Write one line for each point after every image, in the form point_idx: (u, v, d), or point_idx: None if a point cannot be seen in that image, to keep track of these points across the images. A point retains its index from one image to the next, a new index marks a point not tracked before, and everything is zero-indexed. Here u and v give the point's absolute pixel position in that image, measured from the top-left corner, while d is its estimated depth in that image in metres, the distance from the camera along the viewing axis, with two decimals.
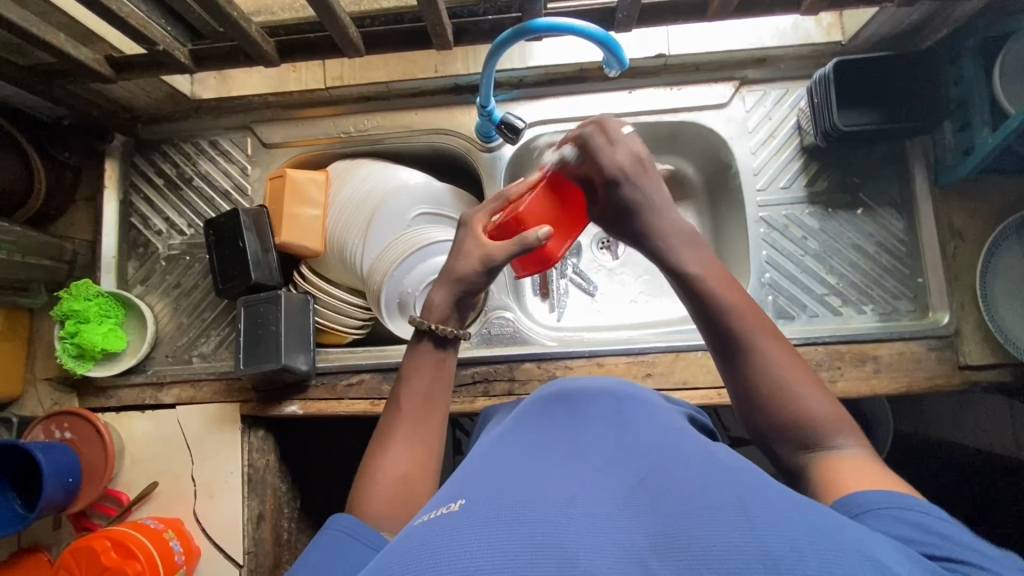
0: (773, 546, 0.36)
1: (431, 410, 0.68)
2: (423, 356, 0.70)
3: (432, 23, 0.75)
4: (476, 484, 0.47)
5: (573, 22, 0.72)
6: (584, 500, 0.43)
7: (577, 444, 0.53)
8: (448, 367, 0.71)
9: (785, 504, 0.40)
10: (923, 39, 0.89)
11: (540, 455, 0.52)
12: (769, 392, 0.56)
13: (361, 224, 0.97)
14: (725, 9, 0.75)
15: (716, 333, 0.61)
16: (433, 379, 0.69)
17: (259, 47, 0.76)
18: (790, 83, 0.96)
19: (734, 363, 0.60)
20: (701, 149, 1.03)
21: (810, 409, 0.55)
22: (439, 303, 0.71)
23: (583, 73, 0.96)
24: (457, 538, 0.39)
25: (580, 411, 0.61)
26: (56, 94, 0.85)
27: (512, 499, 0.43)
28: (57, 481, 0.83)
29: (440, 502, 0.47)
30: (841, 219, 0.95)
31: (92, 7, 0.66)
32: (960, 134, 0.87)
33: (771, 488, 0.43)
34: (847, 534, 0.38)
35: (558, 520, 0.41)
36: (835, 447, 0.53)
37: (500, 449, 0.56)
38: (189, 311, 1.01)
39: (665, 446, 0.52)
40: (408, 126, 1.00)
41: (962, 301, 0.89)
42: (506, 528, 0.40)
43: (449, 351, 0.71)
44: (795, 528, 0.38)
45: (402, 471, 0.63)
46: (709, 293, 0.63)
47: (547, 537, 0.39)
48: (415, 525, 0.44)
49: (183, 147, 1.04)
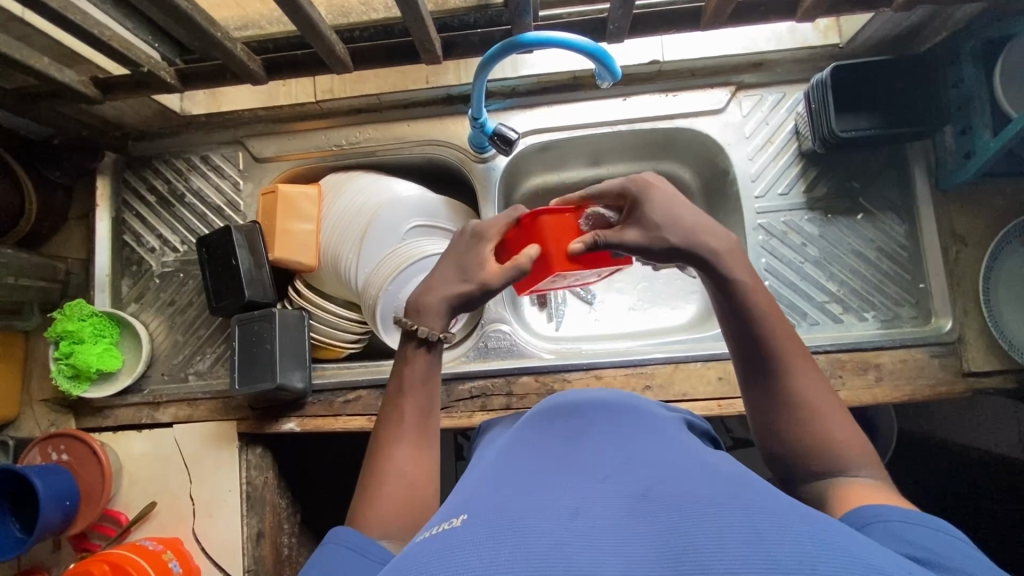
0: (782, 558, 0.35)
1: (426, 420, 0.67)
2: (408, 363, 0.68)
3: (420, 38, 0.74)
4: (479, 499, 0.47)
5: (563, 35, 0.71)
6: (587, 513, 0.42)
7: (574, 459, 0.52)
8: (436, 372, 0.69)
9: (790, 515, 0.39)
10: (923, 40, 0.87)
11: (539, 471, 0.51)
12: (791, 413, 0.57)
13: (354, 239, 0.96)
14: (719, 17, 0.74)
15: (746, 340, 0.61)
16: (425, 385, 0.68)
17: (244, 65, 0.75)
18: (788, 87, 0.95)
19: (765, 377, 0.60)
20: (698, 155, 1.02)
21: (834, 431, 0.56)
22: (432, 306, 0.69)
23: (577, 81, 0.95)
24: (458, 551, 0.39)
25: (580, 424, 0.61)
26: (43, 115, 0.84)
27: (513, 514, 0.42)
28: (54, 505, 0.82)
29: (445, 516, 0.47)
30: (840, 225, 0.93)
31: (73, 30, 0.66)
32: (961, 138, 0.85)
33: (780, 500, 0.42)
34: (859, 544, 0.37)
35: (561, 534, 0.40)
36: (855, 471, 0.53)
37: (503, 465, 0.54)
38: (184, 329, 1.00)
39: (667, 459, 0.51)
40: (401, 138, 0.99)
41: (965, 306, 0.87)
42: (512, 542, 0.39)
43: (435, 355, 0.69)
44: (810, 544, 0.36)
45: (401, 484, 0.62)
46: (749, 299, 0.62)
47: (552, 551, 0.38)
48: (418, 541, 0.43)
49: (175, 163, 1.03)
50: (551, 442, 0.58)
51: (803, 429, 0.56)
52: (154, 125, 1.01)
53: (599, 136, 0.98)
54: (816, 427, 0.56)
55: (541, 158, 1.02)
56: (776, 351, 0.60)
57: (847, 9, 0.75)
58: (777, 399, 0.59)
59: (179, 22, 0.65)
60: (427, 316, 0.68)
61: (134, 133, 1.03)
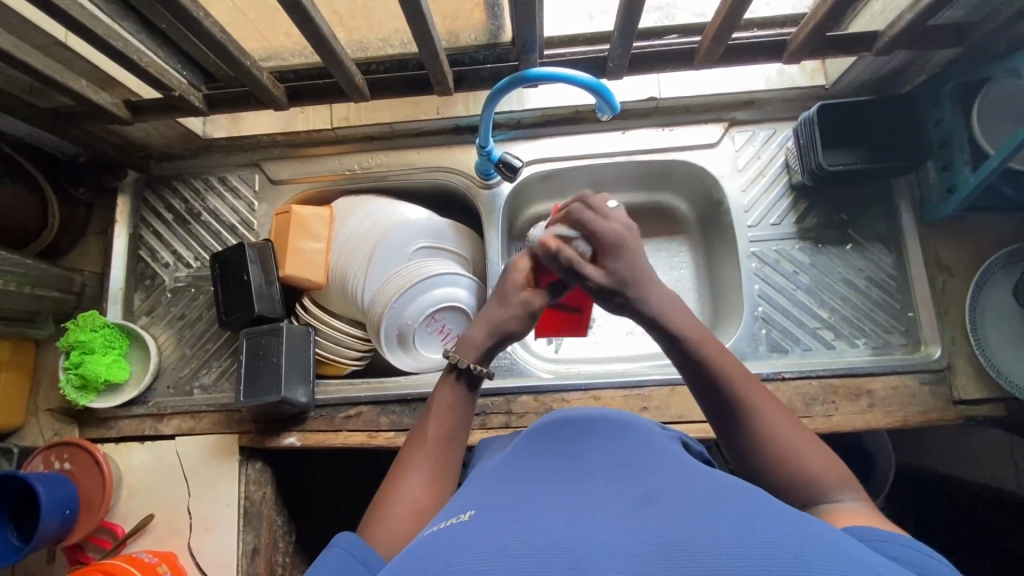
0: (772, 549, 0.36)
1: (448, 450, 0.68)
2: (444, 391, 0.71)
3: (433, 70, 0.80)
4: (485, 499, 0.48)
5: (566, 72, 0.76)
6: (590, 513, 0.43)
7: (577, 462, 0.53)
8: (467, 407, 0.71)
9: (787, 515, 0.40)
10: (903, 83, 0.93)
11: (541, 474, 0.52)
12: (764, 457, 0.57)
13: (363, 258, 0.99)
14: (711, 57, 0.80)
15: (707, 392, 0.62)
16: (454, 416, 0.70)
17: (269, 92, 0.81)
18: (777, 124, 1.00)
19: (728, 419, 0.61)
20: (692, 186, 1.07)
21: (805, 461, 0.55)
22: (473, 338, 0.72)
23: (578, 115, 1.01)
24: (465, 539, 0.40)
25: (582, 429, 0.61)
26: (75, 135, 0.90)
27: (518, 514, 0.43)
28: (54, 513, 0.83)
29: (449, 515, 0.48)
30: (830, 254, 0.97)
31: (114, 57, 0.72)
32: (943, 173, 0.90)
33: (774, 500, 0.43)
34: (843, 540, 0.38)
35: (565, 532, 0.41)
36: (837, 494, 0.53)
37: (508, 470, 0.55)
38: (193, 342, 1.02)
39: (667, 465, 0.52)
40: (411, 164, 1.04)
41: (953, 334, 0.90)
42: (519, 535, 0.40)
43: (470, 390, 0.72)
44: (799, 536, 0.37)
45: (416, 502, 0.62)
46: (701, 347, 0.64)
47: (557, 547, 0.39)
48: (425, 534, 0.44)
49: (194, 183, 1.08)
50: (553, 447, 0.58)
51: (773, 469, 0.56)
52: (177, 147, 1.06)
53: (599, 167, 1.03)
54: (800, 467, 0.55)
55: (544, 186, 1.07)
56: (731, 392, 0.61)
57: (830, 53, 0.81)
58: (743, 438, 0.59)
59: (214, 51, 0.71)
60: (465, 344, 0.72)
61: (157, 155, 1.08)
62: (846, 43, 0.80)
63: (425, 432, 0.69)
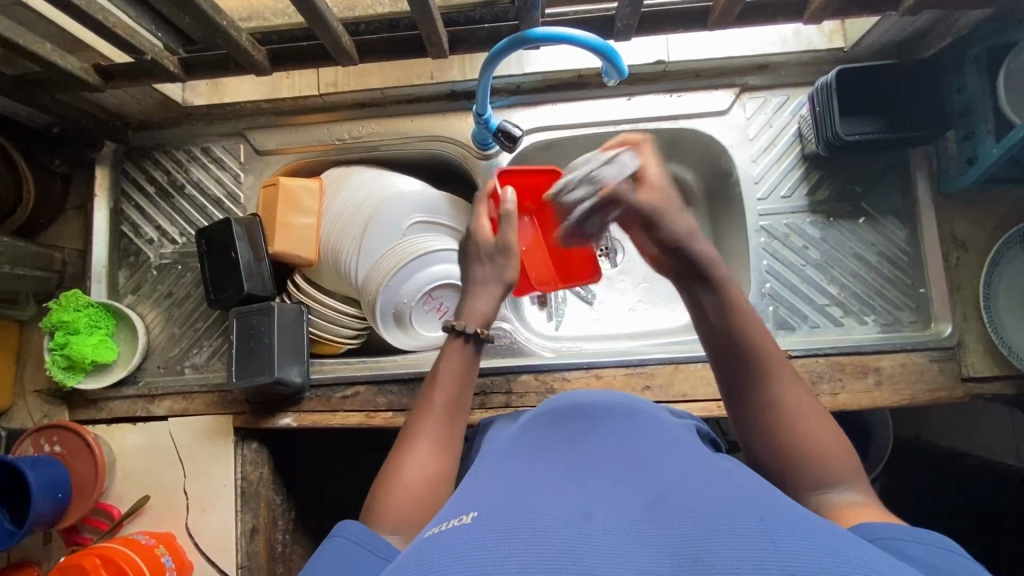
0: (795, 566, 0.33)
1: (452, 419, 0.65)
2: (450, 358, 0.68)
3: (427, 32, 0.74)
4: (486, 497, 0.44)
5: (570, 32, 0.71)
6: (598, 514, 0.40)
7: (584, 456, 0.50)
8: (471, 372, 0.68)
9: (807, 525, 0.37)
10: (926, 47, 0.88)
11: (541, 468, 0.48)
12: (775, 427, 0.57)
13: (355, 234, 0.95)
14: (726, 17, 0.74)
15: (731, 351, 0.62)
16: (459, 383, 0.67)
17: (248, 55, 0.75)
18: (791, 90, 0.95)
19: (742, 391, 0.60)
20: (700, 156, 1.02)
21: (813, 439, 0.55)
22: (479, 308, 0.70)
23: (581, 80, 0.95)
24: (465, 549, 0.36)
25: (586, 423, 0.57)
26: (44, 102, 0.84)
27: (521, 515, 0.39)
28: (46, 497, 0.81)
29: (448, 516, 0.44)
30: (842, 228, 0.93)
31: (76, 15, 0.66)
32: (964, 144, 0.86)
33: (793, 508, 0.40)
34: (869, 553, 0.35)
35: (570, 538, 0.37)
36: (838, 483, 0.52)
37: (509, 463, 0.51)
38: (181, 321, 0.99)
39: (676, 463, 0.48)
40: (404, 133, 0.99)
41: (965, 311, 0.88)
42: (521, 542, 0.36)
43: (474, 354, 0.69)
44: (820, 547, 0.34)
45: (423, 475, 0.60)
46: (746, 331, 0.62)
47: (564, 557, 0.35)
48: (422, 539, 0.41)
49: (176, 154, 1.02)
50: (559, 441, 0.54)
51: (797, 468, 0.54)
52: (155, 117, 1.00)
53: (602, 136, 0.98)
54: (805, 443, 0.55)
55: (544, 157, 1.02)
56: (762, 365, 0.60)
57: (854, 11, 0.75)
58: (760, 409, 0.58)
59: (186, 11, 0.65)
60: (470, 313, 0.70)
61: (135, 123, 1.02)
62: (872, 2, 0.74)
63: (433, 403, 0.66)
